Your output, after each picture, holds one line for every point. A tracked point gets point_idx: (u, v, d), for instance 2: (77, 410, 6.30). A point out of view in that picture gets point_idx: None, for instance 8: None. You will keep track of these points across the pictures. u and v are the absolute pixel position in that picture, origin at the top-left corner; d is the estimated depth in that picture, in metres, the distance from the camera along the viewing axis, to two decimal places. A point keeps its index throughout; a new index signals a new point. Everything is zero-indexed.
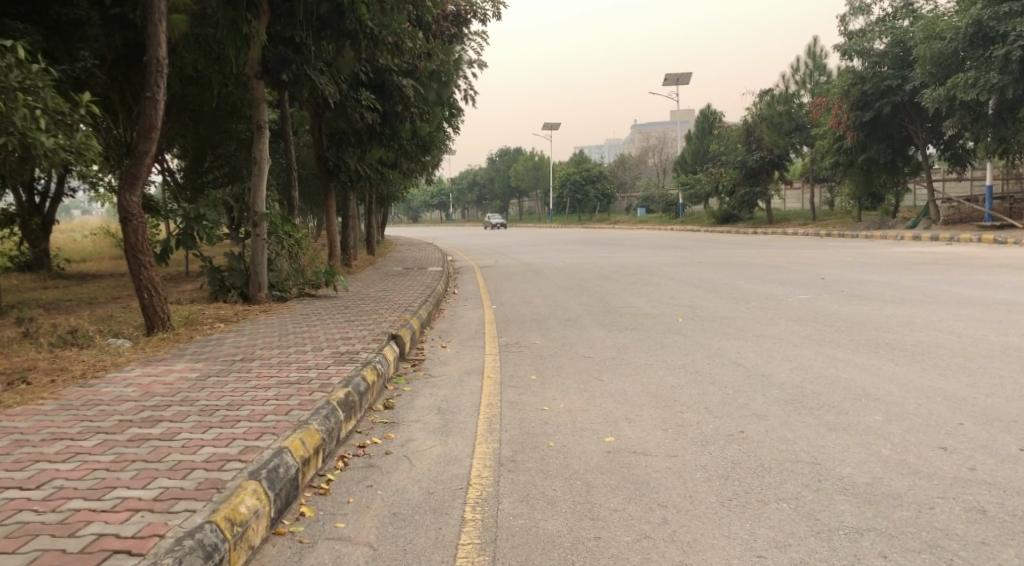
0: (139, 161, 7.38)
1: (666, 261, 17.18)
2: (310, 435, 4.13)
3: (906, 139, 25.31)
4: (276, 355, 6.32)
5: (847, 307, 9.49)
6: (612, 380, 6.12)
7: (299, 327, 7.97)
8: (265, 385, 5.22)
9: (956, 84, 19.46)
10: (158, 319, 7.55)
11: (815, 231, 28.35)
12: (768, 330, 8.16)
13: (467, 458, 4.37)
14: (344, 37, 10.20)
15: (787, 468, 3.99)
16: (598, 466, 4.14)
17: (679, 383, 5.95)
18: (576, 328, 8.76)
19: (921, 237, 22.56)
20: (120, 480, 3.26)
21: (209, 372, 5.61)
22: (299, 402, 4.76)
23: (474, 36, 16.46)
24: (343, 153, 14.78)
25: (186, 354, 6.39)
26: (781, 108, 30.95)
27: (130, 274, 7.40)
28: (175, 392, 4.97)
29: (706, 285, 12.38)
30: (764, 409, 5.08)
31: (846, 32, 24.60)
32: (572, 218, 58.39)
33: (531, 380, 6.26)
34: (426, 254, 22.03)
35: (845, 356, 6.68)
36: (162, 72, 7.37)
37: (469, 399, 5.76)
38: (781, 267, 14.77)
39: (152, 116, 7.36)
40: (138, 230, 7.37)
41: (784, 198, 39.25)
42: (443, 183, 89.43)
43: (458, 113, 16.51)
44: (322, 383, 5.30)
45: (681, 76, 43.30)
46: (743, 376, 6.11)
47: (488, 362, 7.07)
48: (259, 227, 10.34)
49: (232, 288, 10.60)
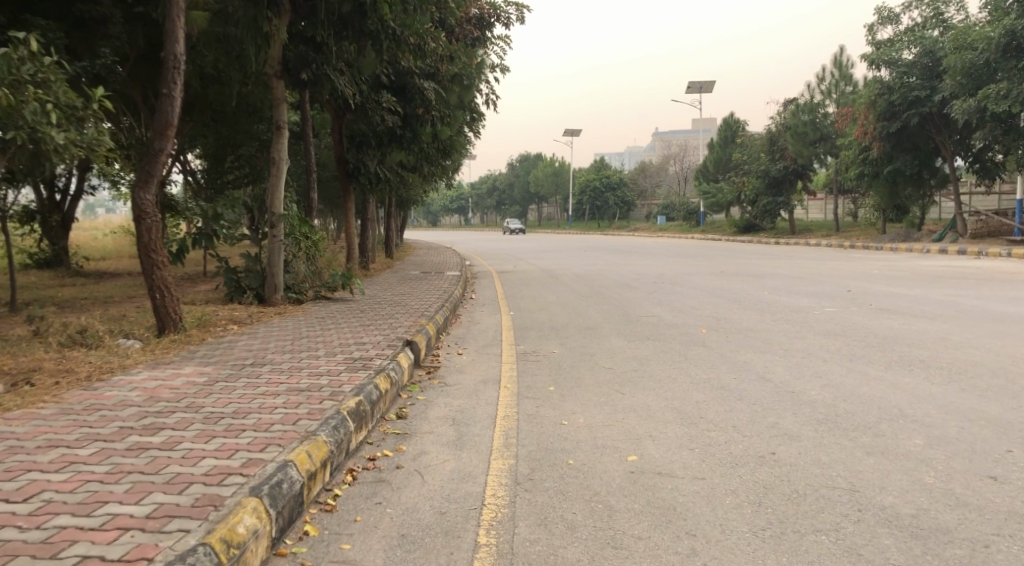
0: (154, 159, 7.26)
1: (687, 270, 16.86)
2: (317, 447, 3.93)
3: (933, 150, 24.80)
4: (287, 361, 6.12)
5: (876, 321, 9.16)
6: (635, 395, 5.87)
7: (313, 331, 7.81)
8: (273, 392, 5.02)
9: (987, 95, 19.00)
10: (170, 319, 7.43)
11: (838, 242, 27.89)
12: (795, 344, 7.87)
13: (482, 475, 4.15)
14: (365, 37, 10.05)
15: (824, 496, 3.72)
16: (620, 488, 3.91)
17: (705, 399, 5.69)
18: (596, 338, 8.51)
19: (947, 250, 22.07)
20: (113, 494, 3.08)
21: (216, 377, 5.43)
22: (309, 410, 4.58)
23: (497, 40, 16.32)
24: (363, 154, 14.58)
25: (195, 357, 6.23)
26: (806, 118, 30.55)
27: (142, 273, 7.28)
28: (179, 398, 4.80)
29: (729, 296, 12.07)
30: (795, 429, 4.82)
31: (873, 41, 24.23)
32: (590, 224, 58.10)
33: (549, 391, 6.03)
34: (445, 258, 21.93)
35: (878, 373, 6.39)
36: (179, 69, 7.25)
37: (485, 411, 5.54)
38: (805, 278, 14.40)
39: (167, 112, 7.24)
40: (153, 229, 7.23)
41: (807, 209, 38.72)
42: (463, 188, 89.51)
43: (480, 117, 16.38)
44: (333, 391, 5.13)
45: (704, 84, 42.93)
46: (771, 392, 5.84)
47: (506, 372, 6.85)
48: (275, 228, 10.22)
49: (248, 289, 10.47)
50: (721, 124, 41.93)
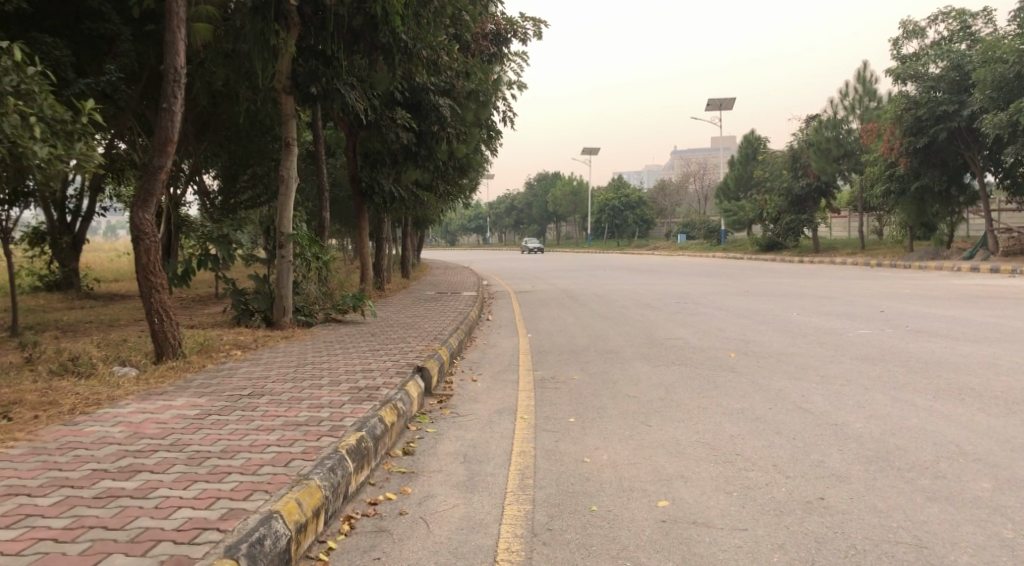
0: (153, 177, 6.97)
1: (709, 290, 16.35)
2: (309, 493, 3.52)
3: (962, 166, 24.17)
4: (288, 390, 5.74)
5: (915, 344, 8.60)
6: (662, 427, 5.39)
7: (319, 357, 7.45)
8: (268, 428, 4.65)
9: (1019, 109, 18.35)
10: (168, 345, 7.11)
11: (864, 260, 27.22)
12: (831, 370, 7.35)
13: (494, 524, 3.71)
14: (378, 50, 9.85)
15: (886, 553, 3.23)
16: (650, 542, 3.44)
17: (740, 432, 5.21)
18: (618, 362, 8.06)
19: (979, 268, 21.34)
20: (64, 557, 2.73)
21: (209, 410, 5.08)
22: (304, 449, 4.19)
23: (514, 57, 16.04)
24: (377, 173, 14.22)
25: (191, 387, 5.89)
26: (829, 134, 30.03)
27: (141, 297, 6.97)
28: (165, 434, 4.46)
29: (755, 317, 11.56)
30: (843, 470, 4.30)
31: (898, 56, 23.74)
32: (609, 243, 57.66)
33: (569, 423, 5.58)
34: (461, 278, 21.61)
35: (927, 403, 5.86)
36: (179, 82, 6.98)
37: (499, 446, 5.10)
38: (834, 298, 13.84)
39: (167, 127, 6.97)
40: (151, 251, 6.93)
41: (831, 227, 38.07)
42: (481, 207, 89.62)
43: (498, 135, 16.06)
44: (333, 425, 4.73)
45: (724, 102, 42.54)
46: (813, 425, 5.34)
47: (523, 401, 6.38)
48: (285, 248, 9.87)
49: (256, 311, 10.13)
50: (742, 142, 41.39)
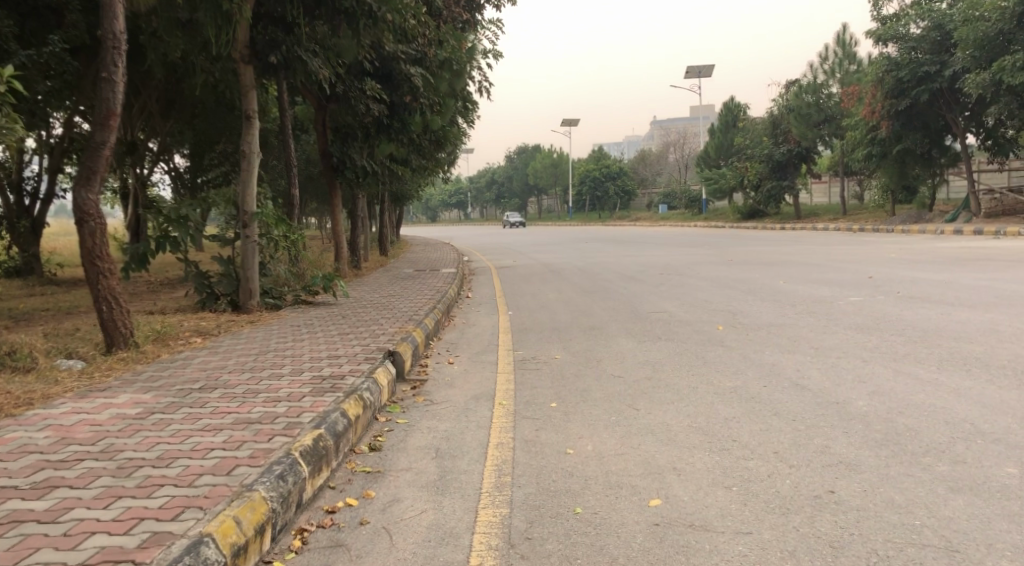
0: (95, 153, 6.37)
1: (694, 260, 15.97)
2: (251, 509, 3.08)
3: (943, 128, 23.82)
4: (244, 383, 5.25)
5: (909, 312, 8.25)
6: (651, 412, 4.97)
7: (284, 342, 6.95)
8: (215, 428, 4.18)
9: (1003, 67, 17.97)
10: (119, 335, 6.57)
11: (847, 226, 26.92)
12: (825, 341, 6.98)
13: (466, 534, 3.27)
14: (339, 15, 9.17)
15: (913, 559, 2.84)
16: (643, 551, 3.04)
17: (736, 414, 4.81)
18: (602, 339, 7.65)
19: (963, 231, 21.09)
20: None
21: (153, 408, 4.59)
22: (252, 453, 3.73)
23: (488, 24, 15.40)
24: (349, 148, 13.55)
25: (138, 381, 5.39)
26: (809, 99, 29.58)
27: (87, 284, 6.42)
28: (98, 439, 3.98)
29: (742, 286, 11.19)
30: (852, 457, 3.91)
31: (879, 17, 23.25)
32: (590, 215, 57.21)
33: (551, 409, 5.14)
34: (442, 254, 21.04)
35: (932, 376, 5.47)
36: (119, 48, 6.34)
37: (474, 437, 4.66)
38: (821, 265, 13.48)
39: (109, 99, 6.36)
40: (97, 233, 6.35)
41: (812, 193, 37.84)
42: (461, 181, 88.70)
43: (473, 107, 15.46)
44: (289, 423, 4.26)
45: (704, 68, 41.93)
46: (813, 404, 4.95)
47: (502, 385, 5.93)
48: (248, 228, 9.28)
49: (221, 295, 9.60)
50: (722, 109, 40.95)
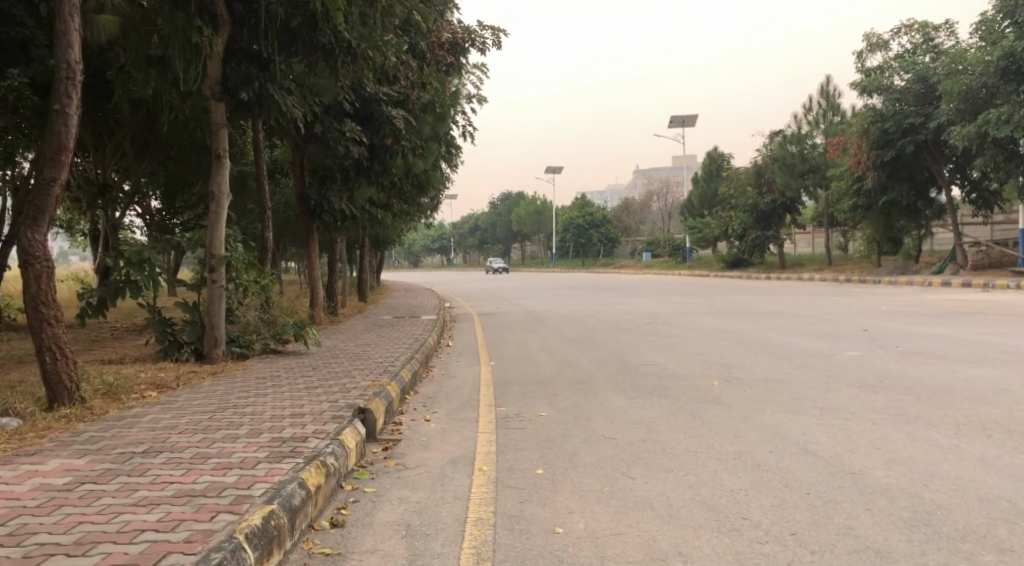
0: (44, 191, 5.85)
1: (682, 308, 15.61)
2: None
3: (927, 179, 23.91)
4: (194, 446, 4.69)
5: (913, 368, 7.85)
6: (649, 481, 4.47)
7: (246, 397, 6.40)
8: (150, 502, 3.62)
9: (988, 120, 18.01)
10: (63, 389, 5.99)
11: (833, 276, 26.78)
12: (829, 399, 6.54)
13: None
14: (316, 52, 8.84)
15: None
16: None
17: (743, 486, 4.32)
18: (591, 394, 7.16)
19: (951, 282, 20.95)
20: None
21: (84, 477, 4.02)
22: (188, 536, 3.18)
23: (473, 68, 15.22)
24: (327, 191, 12.91)
25: (74, 443, 4.81)
26: (794, 149, 29.71)
27: (31, 332, 5.86)
28: (9, 517, 3.42)
29: (734, 338, 10.79)
30: (879, 541, 3.43)
31: (863, 68, 23.46)
32: (575, 262, 57.05)
33: (537, 478, 4.62)
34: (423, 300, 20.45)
35: (952, 442, 5.03)
36: (74, 80, 5.91)
37: (450, 511, 4.12)
38: (814, 316, 13.13)
39: (60, 133, 5.89)
40: (43, 277, 5.80)
41: (796, 243, 37.91)
42: (445, 227, 88.58)
43: (457, 151, 15.22)
44: (238, 497, 3.71)
45: (688, 118, 42.37)
46: (827, 473, 4.48)
47: (483, 448, 5.40)
48: (215, 272, 8.76)
49: (185, 343, 9.01)
50: (706, 159, 41.26)
